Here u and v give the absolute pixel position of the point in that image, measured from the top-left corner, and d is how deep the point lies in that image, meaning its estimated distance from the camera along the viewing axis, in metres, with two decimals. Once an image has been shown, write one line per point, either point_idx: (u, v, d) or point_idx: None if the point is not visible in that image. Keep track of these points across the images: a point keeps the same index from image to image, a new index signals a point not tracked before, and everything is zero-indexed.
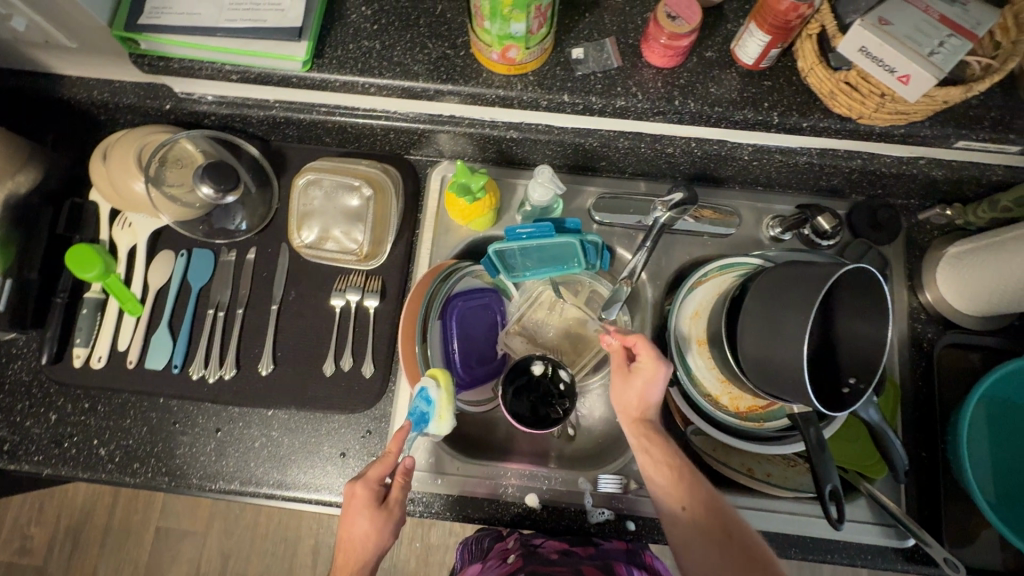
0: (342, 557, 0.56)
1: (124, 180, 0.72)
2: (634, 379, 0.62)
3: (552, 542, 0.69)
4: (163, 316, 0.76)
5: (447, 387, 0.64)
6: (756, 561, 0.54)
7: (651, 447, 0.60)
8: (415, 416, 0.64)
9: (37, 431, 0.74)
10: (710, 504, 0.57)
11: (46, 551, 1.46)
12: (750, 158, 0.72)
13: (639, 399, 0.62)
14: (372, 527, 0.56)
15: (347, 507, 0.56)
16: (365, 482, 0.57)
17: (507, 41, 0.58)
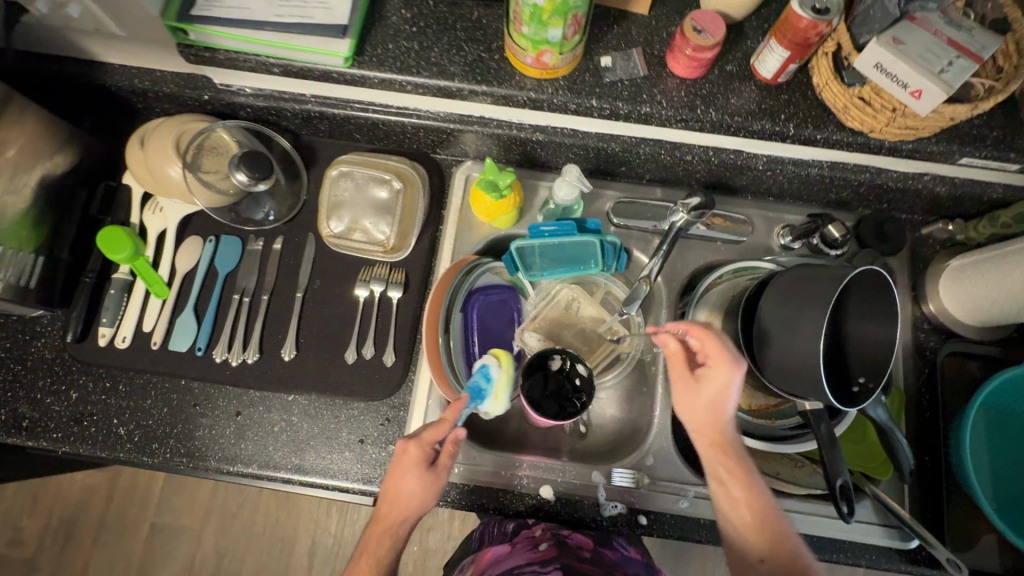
0: (387, 503, 0.61)
1: (160, 165, 0.74)
2: (702, 388, 0.58)
3: (581, 536, 0.70)
4: (189, 299, 0.78)
5: (507, 368, 0.70)
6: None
7: (730, 465, 0.58)
8: (474, 390, 0.68)
9: (57, 408, 0.74)
10: (775, 523, 0.57)
11: (38, 544, 1.44)
12: (764, 168, 0.75)
13: (715, 414, 0.58)
14: (420, 485, 0.61)
15: (399, 460, 0.62)
16: (419, 442, 0.62)
17: (543, 46, 0.62)
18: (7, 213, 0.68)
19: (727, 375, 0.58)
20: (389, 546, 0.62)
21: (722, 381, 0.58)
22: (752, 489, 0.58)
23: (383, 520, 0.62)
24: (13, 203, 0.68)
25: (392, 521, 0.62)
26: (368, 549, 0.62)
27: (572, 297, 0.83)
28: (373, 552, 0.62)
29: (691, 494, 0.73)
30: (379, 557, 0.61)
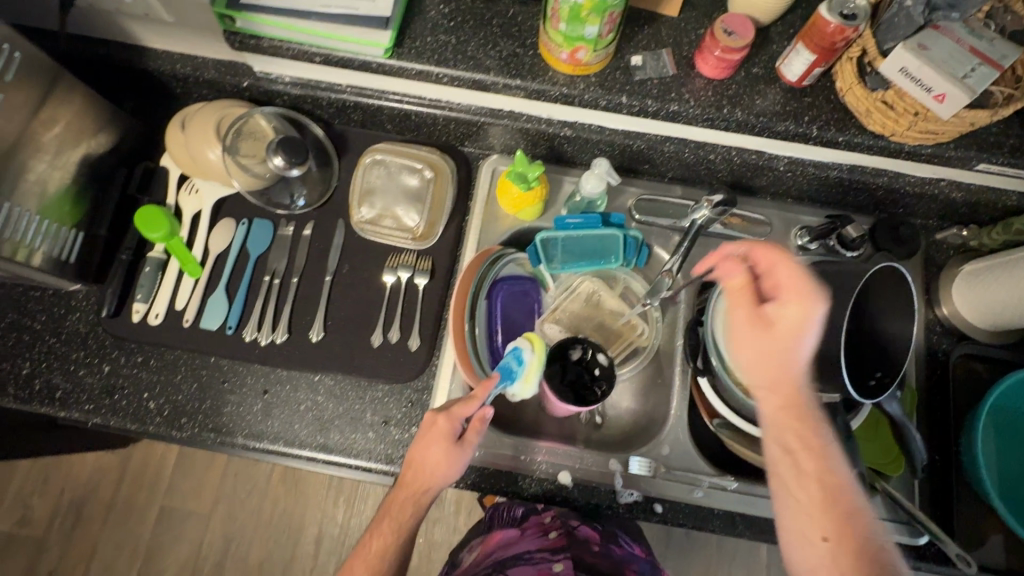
0: (412, 471, 0.64)
1: (201, 147, 0.77)
2: (775, 330, 0.57)
3: (588, 529, 0.85)
4: (221, 279, 0.80)
5: (540, 352, 0.70)
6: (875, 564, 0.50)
7: (792, 407, 0.56)
8: (506, 370, 0.70)
9: (90, 380, 0.76)
10: (836, 482, 0.54)
11: (48, 524, 1.45)
12: (785, 169, 0.77)
13: (782, 349, 0.57)
14: (444, 458, 0.63)
15: (426, 431, 0.64)
16: (448, 416, 0.64)
17: (578, 43, 0.64)
18: (53, 187, 0.70)
19: (805, 318, 0.56)
20: (410, 512, 0.64)
21: (800, 323, 0.56)
22: (817, 447, 0.55)
23: (407, 486, 0.64)
24: (59, 178, 0.70)
25: (416, 487, 0.64)
26: (391, 513, 0.64)
27: (592, 289, 0.85)
28: (396, 517, 0.64)
29: (706, 484, 0.75)
30: (402, 521, 0.64)
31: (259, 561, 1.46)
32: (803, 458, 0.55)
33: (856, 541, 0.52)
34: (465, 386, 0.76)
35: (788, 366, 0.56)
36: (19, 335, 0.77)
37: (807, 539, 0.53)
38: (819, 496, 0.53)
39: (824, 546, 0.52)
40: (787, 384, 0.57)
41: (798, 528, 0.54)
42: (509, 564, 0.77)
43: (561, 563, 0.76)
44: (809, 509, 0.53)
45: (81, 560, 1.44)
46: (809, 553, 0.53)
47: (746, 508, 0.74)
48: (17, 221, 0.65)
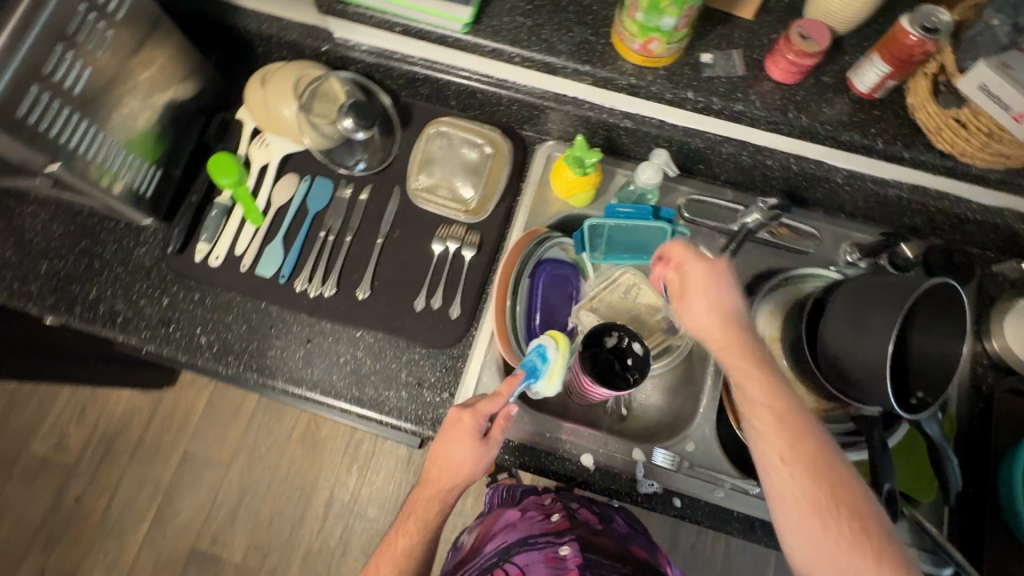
0: (437, 468, 0.65)
1: (278, 103, 0.82)
2: (694, 292, 0.60)
3: (587, 512, 0.84)
4: (281, 229, 0.84)
5: (564, 352, 0.70)
6: (842, 495, 0.51)
7: (742, 361, 0.57)
8: (530, 368, 0.70)
9: (149, 309, 0.81)
10: (799, 425, 0.53)
11: (80, 453, 1.53)
12: (843, 182, 0.77)
13: (715, 301, 0.59)
14: (471, 454, 0.64)
15: (450, 428, 0.65)
16: (473, 411, 0.65)
17: (652, 33, 0.65)
18: (141, 125, 0.75)
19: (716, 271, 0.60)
20: (435, 511, 0.66)
21: (715, 280, 0.60)
22: (770, 381, 0.55)
23: (433, 484, 0.66)
24: (146, 117, 0.75)
25: (440, 487, 0.65)
26: (415, 513, 0.67)
27: (632, 281, 0.84)
28: (421, 515, 0.66)
29: (728, 485, 0.74)
30: (426, 521, 0.65)
31: (269, 515, 1.50)
32: (789, 442, 0.53)
33: (858, 516, 0.50)
34: (498, 360, 0.77)
35: (727, 317, 0.59)
36: (91, 261, 0.82)
37: (807, 531, 0.51)
38: (811, 478, 0.51)
39: (818, 531, 0.50)
40: (720, 329, 0.59)
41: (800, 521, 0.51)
42: (514, 551, 0.78)
43: (567, 546, 0.76)
44: (772, 440, 0.53)
45: (105, 491, 1.51)
46: (819, 545, 0.50)
47: (764, 514, 0.74)
48: (106, 150, 0.70)
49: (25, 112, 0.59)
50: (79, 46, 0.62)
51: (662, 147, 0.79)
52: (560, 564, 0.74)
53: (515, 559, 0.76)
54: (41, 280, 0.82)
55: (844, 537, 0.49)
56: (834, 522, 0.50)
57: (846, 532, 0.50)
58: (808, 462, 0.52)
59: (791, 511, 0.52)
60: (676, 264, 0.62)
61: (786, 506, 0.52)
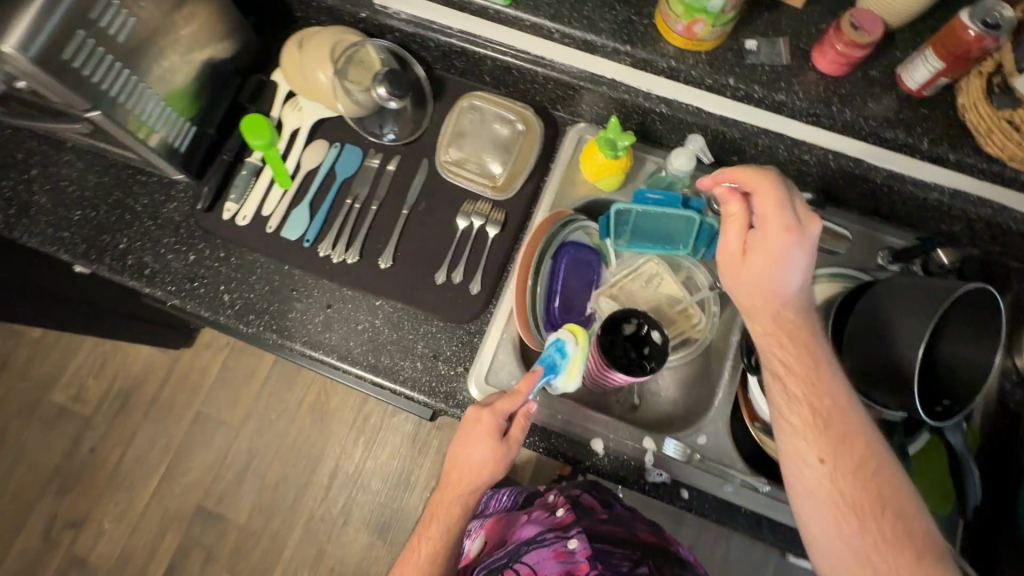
0: (459, 466, 0.70)
1: (312, 68, 0.81)
2: (757, 258, 0.60)
3: (591, 499, 0.87)
4: (308, 194, 0.84)
5: (582, 346, 0.70)
6: (879, 497, 0.55)
7: (790, 356, 0.60)
8: (548, 364, 0.71)
9: (175, 264, 0.82)
10: (842, 429, 0.57)
11: (97, 405, 1.57)
12: (882, 183, 0.74)
13: (773, 274, 0.60)
14: (490, 453, 0.68)
15: (471, 429, 0.69)
16: (491, 411, 0.69)
17: (697, 14, 0.64)
18: (179, 80, 0.75)
19: (785, 242, 0.59)
20: (458, 510, 0.71)
21: (779, 254, 0.59)
22: (814, 381, 0.59)
23: (456, 483, 0.71)
24: (185, 72, 0.75)
25: (462, 485, 0.71)
26: (438, 513, 0.72)
27: (656, 271, 0.83)
28: (446, 516, 0.71)
29: (738, 481, 0.74)
30: (449, 520, 0.71)
31: (275, 481, 1.52)
32: (830, 442, 0.57)
33: (890, 514, 0.54)
34: (516, 337, 0.78)
35: (777, 295, 0.60)
36: (122, 213, 0.84)
37: (838, 525, 0.55)
38: (848, 476, 0.56)
39: (854, 527, 0.55)
40: (772, 311, 0.61)
41: (828, 516, 0.56)
42: (523, 551, 0.78)
43: (575, 540, 0.76)
44: (810, 439, 0.57)
45: (119, 444, 1.54)
46: (849, 539, 0.55)
47: (773, 512, 0.73)
48: (145, 101, 0.70)
49: (71, 56, 0.60)
50: None
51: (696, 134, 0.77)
52: (570, 559, 0.74)
53: (525, 559, 0.77)
54: (73, 228, 0.83)
55: (876, 534, 0.54)
56: (868, 521, 0.55)
57: (879, 527, 0.54)
58: (847, 465, 0.56)
59: (822, 507, 0.56)
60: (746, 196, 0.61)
61: (814, 499, 0.57)
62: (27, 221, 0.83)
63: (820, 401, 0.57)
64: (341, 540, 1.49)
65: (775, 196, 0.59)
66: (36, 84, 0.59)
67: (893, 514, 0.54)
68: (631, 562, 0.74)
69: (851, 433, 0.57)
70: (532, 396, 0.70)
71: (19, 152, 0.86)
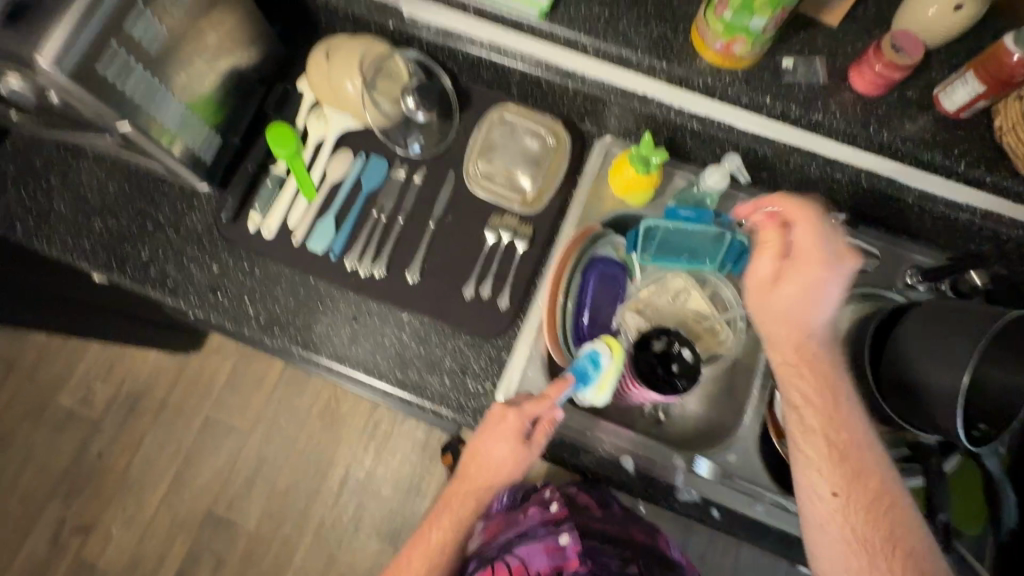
0: (477, 461, 0.70)
1: (340, 77, 0.80)
2: (790, 287, 0.62)
3: (586, 497, 0.87)
4: (333, 205, 0.83)
5: (617, 361, 0.70)
6: (893, 538, 0.57)
7: (812, 387, 0.62)
8: (580, 375, 0.70)
9: (198, 275, 0.81)
10: (858, 469, 0.59)
11: (104, 409, 1.55)
12: (913, 203, 0.73)
13: (804, 310, 0.62)
14: (510, 452, 0.68)
15: (495, 426, 0.69)
16: (517, 412, 0.68)
17: (738, 33, 0.64)
18: (205, 89, 0.74)
19: (818, 276, 0.62)
20: (471, 505, 0.72)
21: (808, 289, 0.62)
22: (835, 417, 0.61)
23: (473, 477, 0.71)
24: (210, 81, 0.74)
25: (478, 481, 0.71)
26: (451, 505, 0.73)
27: (684, 286, 0.82)
28: (459, 506, 0.73)
29: (768, 501, 0.73)
30: (462, 513, 0.72)
31: (285, 486, 1.51)
32: (846, 480, 0.59)
33: (905, 557, 0.56)
34: (545, 354, 0.77)
35: (806, 328, 0.62)
36: (143, 223, 0.82)
37: (850, 565, 0.58)
38: (861, 514, 0.58)
39: (859, 562, 0.57)
40: (799, 341, 0.62)
41: (839, 551, 0.58)
42: (514, 543, 0.80)
43: (567, 535, 0.78)
44: (827, 473, 0.60)
45: (128, 449, 1.53)
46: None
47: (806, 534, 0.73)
48: (171, 112, 0.69)
49: (104, 68, 0.58)
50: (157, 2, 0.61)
51: (734, 154, 0.76)
52: (560, 554, 0.76)
53: (516, 552, 0.79)
54: (94, 238, 0.82)
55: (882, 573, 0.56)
56: (880, 560, 0.57)
57: (890, 565, 0.56)
58: (860, 503, 0.58)
59: (832, 541, 0.59)
60: (782, 244, 0.64)
61: (825, 532, 0.59)
62: (47, 230, 0.82)
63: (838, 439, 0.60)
64: (351, 547, 1.48)
65: (813, 228, 0.62)
66: (68, 97, 0.58)
67: (903, 553, 0.56)
68: (621, 561, 0.78)
69: (868, 474, 0.59)
70: (559, 403, 0.70)
71: (38, 160, 0.84)
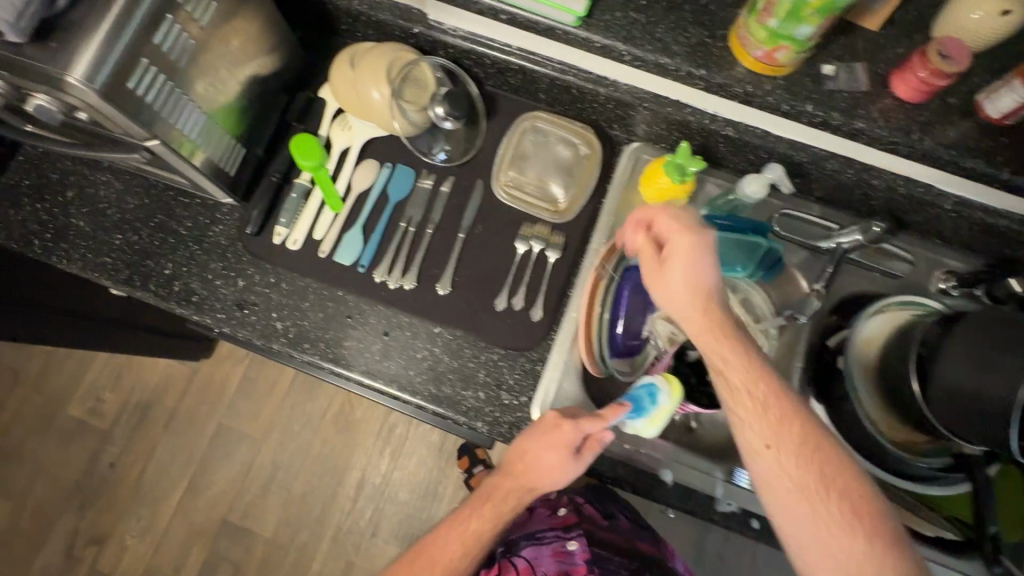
0: (523, 463, 0.69)
1: (365, 85, 0.78)
2: (676, 266, 0.63)
3: (593, 508, 0.89)
4: (361, 217, 0.82)
5: (675, 400, 0.69)
6: (828, 478, 0.59)
7: (721, 348, 0.63)
8: (636, 405, 0.69)
9: (224, 291, 0.79)
10: (779, 414, 0.61)
11: (114, 418, 1.53)
12: (951, 210, 0.74)
13: (695, 278, 0.63)
14: (558, 462, 0.67)
15: (547, 434, 0.67)
16: (573, 424, 0.67)
17: (782, 41, 0.62)
18: (229, 100, 0.72)
19: (700, 246, 0.63)
20: (513, 502, 0.71)
21: (693, 260, 0.63)
22: (748, 370, 0.62)
23: (515, 477, 0.70)
24: (233, 92, 0.72)
25: (522, 483, 0.69)
26: (493, 499, 0.71)
27: None
28: (499, 499, 0.71)
29: None
30: (503, 508, 0.71)
31: (300, 493, 1.50)
32: (772, 430, 0.60)
33: (841, 496, 0.58)
34: (580, 365, 0.77)
35: (702, 294, 0.64)
36: (166, 237, 0.80)
37: (796, 511, 0.59)
38: (795, 459, 0.59)
39: (810, 509, 0.58)
40: (698, 309, 0.64)
41: (787, 503, 0.59)
42: (522, 544, 0.84)
43: (575, 542, 0.83)
44: (756, 427, 0.61)
45: (140, 458, 1.51)
46: (805, 520, 0.58)
47: None
48: (194, 125, 0.67)
49: (134, 83, 0.56)
50: (183, 12, 0.59)
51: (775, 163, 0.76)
52: (568, 560, 0.81)
53: (523, 554, 0.82)
54: (114, 253, 0.80)
55: (831, 513, 0.58)
56: (826, 502, 0.58)
57: (835, 506, 0.58)
58: (792, 448, 0.59)
59: (784, 497, 0.59)
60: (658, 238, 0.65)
61: (773, 487, 0.60)
62: (65, 245, 0.80)
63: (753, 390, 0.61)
64: (369, 552, 1.48)
65: (672, 214, 0.64)
66: (96, 114, 0.56)
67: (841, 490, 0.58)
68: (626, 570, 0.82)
69: (791, 417, 0.61)
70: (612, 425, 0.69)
71: (54, 172, 0.82)
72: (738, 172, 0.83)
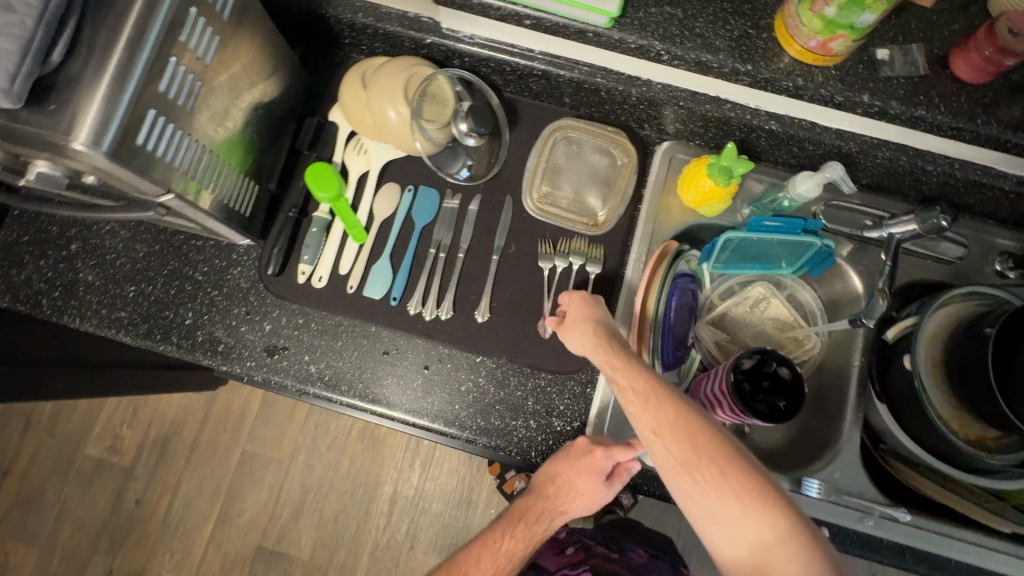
0: (555, 486, 0.65)
1: (380, 105, 0.73)
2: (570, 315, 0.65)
3: (603, 547, 0.83)
4: (387, 246, 0.77)
5: None
6: (711, 454, 0.51)
7: (613, 361, 0.58)
8: None
9: (251, 337, 0.74)
10: (665, 401, 0.54)
11: (136, 454, 1.50)
12: (1010, 190, 0.70)
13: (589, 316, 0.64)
14: (590, 485, 0.65)
15: (580, 458, 0.65)
16: (604, 451, 0.65)
17: (840, 30, 0.57)
18: (237, 137, 0.66)
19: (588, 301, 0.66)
20: (543, 526, 0.66)
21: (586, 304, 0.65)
22: (634, 368, 0.57)
23: (546, 498, 0.66)
24: (240, 126, 0.66)
25: (554, 506, 0.66)
26: (526, 519, 0.66)
27: (762, 295, 0.81)
28: (526, 521, 0.66)
29: (877, 513, 0.71)
30: (535, 532, 0.65)
31: (334, 514, 1.48)
32: (654, 416, 0.54)
33: (729, 473, 0.50)
34: None
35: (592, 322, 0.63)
36: (182, 285, 0.75)
37: (688, 494, 0.52)
38: (678, 441, 0.52)
39: (697, 492, 0.51)
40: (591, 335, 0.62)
41: (682, 488, 0.52)
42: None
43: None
44: (643, 418, 0.54)
45: (166, 492, 1.49)
46: (700, 503, 0.51)
47: (919, 543, 0.71)
48: (201, 169, 0.60)
49: (142, 138, 0.51)
50: (187, 51, 0.53)
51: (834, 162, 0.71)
52: None
53: None
54: (130, 306, 0.75)
55: (718, 493, 0.50)
56: (711, 480, 0.50)
57: (721, 485, 0.50)
58: (674, 430, 0.52)
59: (680, 483, 0.52)
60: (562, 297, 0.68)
61: (670, 476, 0.53)
62: (77, 303, 0.75)
63: (634, 382, 0.56)
64: (408, 565, 1.47)
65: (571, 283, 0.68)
66: (105, 176, 0.51)
67: (727, 469, 0.50)
68: None
69: (673, 402, 0.54)
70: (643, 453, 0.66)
71: (54, 226, 0.77)
72: (778, 165, 0.79)
